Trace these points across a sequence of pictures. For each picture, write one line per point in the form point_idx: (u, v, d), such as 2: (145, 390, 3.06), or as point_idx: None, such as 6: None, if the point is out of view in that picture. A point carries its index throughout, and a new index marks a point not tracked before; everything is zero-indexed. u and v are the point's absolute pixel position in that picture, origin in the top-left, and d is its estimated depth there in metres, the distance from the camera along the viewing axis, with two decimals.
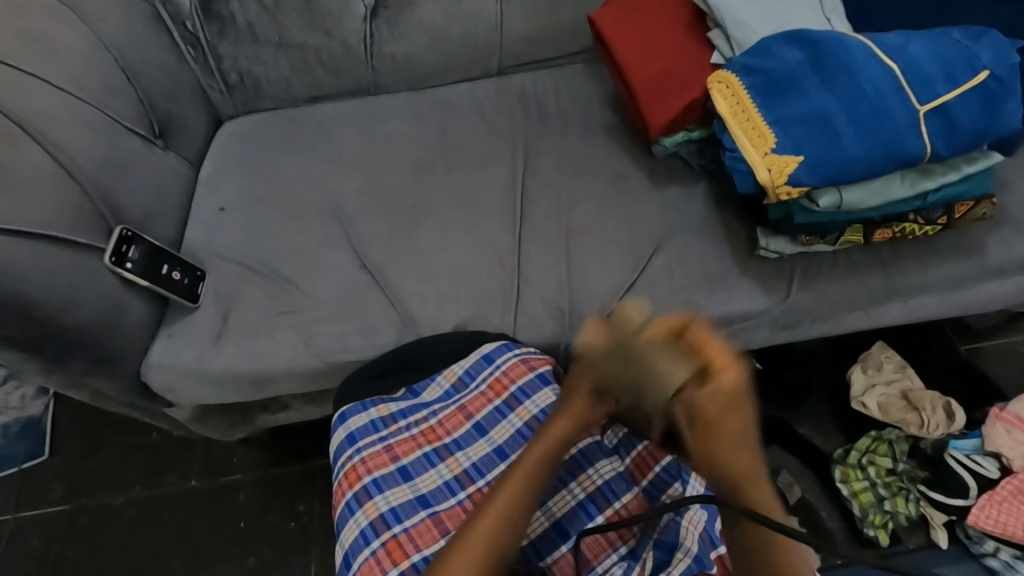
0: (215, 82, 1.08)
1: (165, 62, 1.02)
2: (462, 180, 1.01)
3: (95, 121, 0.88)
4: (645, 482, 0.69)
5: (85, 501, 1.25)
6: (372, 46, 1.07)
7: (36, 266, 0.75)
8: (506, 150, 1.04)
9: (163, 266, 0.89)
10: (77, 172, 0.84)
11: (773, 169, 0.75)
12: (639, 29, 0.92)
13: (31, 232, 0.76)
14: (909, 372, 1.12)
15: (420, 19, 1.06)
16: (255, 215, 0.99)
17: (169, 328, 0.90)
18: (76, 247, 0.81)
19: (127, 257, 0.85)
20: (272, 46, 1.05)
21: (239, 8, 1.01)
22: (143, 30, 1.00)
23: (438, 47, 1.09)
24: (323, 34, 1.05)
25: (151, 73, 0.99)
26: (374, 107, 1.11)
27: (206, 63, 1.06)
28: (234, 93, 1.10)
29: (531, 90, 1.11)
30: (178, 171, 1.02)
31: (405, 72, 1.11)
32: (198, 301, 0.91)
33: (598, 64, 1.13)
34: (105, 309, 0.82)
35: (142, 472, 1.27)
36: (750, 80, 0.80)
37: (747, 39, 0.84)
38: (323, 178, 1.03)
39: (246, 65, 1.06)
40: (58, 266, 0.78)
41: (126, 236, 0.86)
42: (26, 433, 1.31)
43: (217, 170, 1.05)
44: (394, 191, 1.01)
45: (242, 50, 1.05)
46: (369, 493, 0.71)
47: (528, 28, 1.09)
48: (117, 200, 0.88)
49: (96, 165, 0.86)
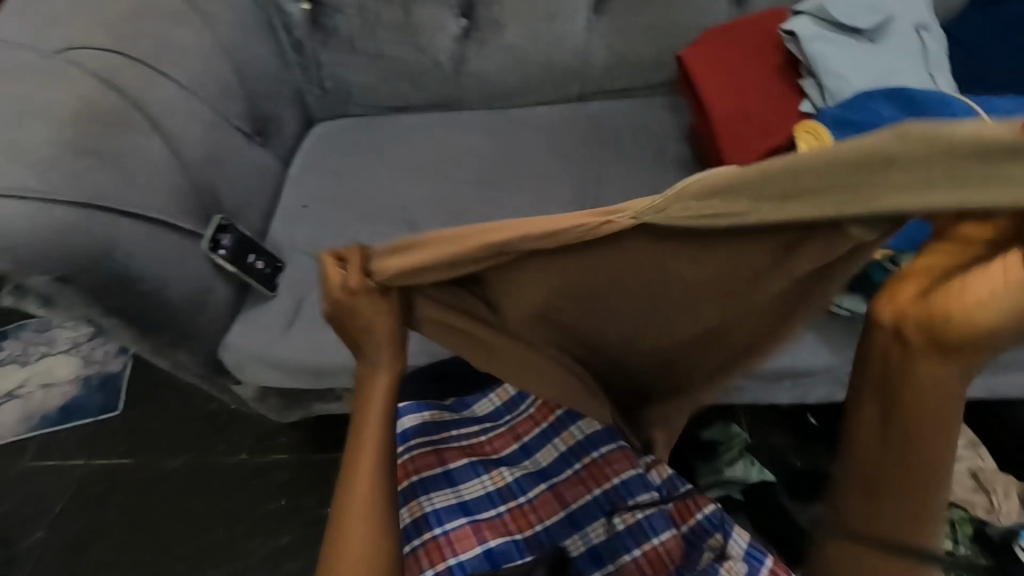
0: (313, 87, 1.16)
1: (272, 65, 1.10)
2: (530, 199, 1.04)
3: (208, 117, 0.92)
4: (686, 527, 0.67)
5: (147, 457, 1.38)
6: (460, 65, 1.13)
7: (144, 254, 0.78)
8: (578, 175, 1.06)
9: (250, 254, 0.93)
10: (189, 163, 0.87)
11: None
12: (726, 69, 0.91)
13: (154, 217, 0.79)
14: (979, 451, 1.09)
15: (507, 41, 1.10)
16: (333, 215, 1.05)
17: (247, 313, 0.96)
18: (182, 233, 0.84)
19: (222, 245, 0.90)
20: (368, 57, 1.12)
21: (344, 21, 1.09)
22: (258, 35, 1.08)
23: (522, 69, 1.13)
24: (416, 49, 1.11)
25: (259, 74, 1.06)
26: (453, 122, 1.16)
27: (308, 70, 1.14)
28: (327, 98, 1.18)
29: (607, 117, 1.13)
30: (270, 166, 1.09)
31: (487, 90, 1.16)
32: (274, 290, 0.96)
33: (674, 100, 1.15)
34: (199, 295, 0.87)
35: (199, 438, 1.39)
36: (842, 134, 0.77)
37: (841, 91, 0.81)
38: (402, 184, 1.08)
39: (342, 72, 1.14)
40: (162, 248, 0.80)
41: (223, 224, 0.90)
42: (105, 386, 1.49)
43: (304, 168, 1.12)
44: (462, 204, 1.04)
45: (340, 59, 1.12)
46: (414, 492, 0.73)
47: (611, 57, 1.11)
48: (219, 193, 0.93)
49: (204, 158, 0.90)
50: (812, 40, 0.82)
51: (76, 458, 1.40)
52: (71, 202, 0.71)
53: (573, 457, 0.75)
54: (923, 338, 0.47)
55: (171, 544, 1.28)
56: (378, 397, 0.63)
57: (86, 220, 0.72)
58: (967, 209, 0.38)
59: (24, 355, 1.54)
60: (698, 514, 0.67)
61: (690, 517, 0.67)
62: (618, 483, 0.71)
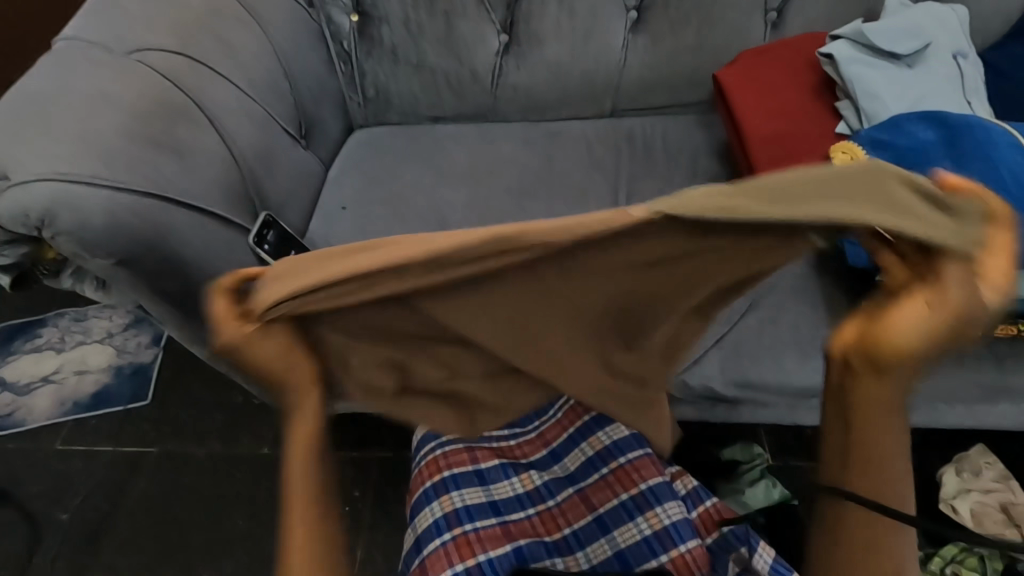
0: (355, 94, 1.21)
1: (319, 72, 1.15)
2: (562, 208, 1.06)
3: (259, 116, 0.97)
4: (710, 539, 0.70)
5: (173, 446, 1.43)
6: (497, 77, 1.17)
7: (195, 244, 0.81)
8: (610, 187, 1.08)
9: (292, 251, 0.95)
10: (240, 159, 0.91)
11: None
12: (762, 89, 0.93)
13: (206, 207, 0.83)
14: (1012, 485, 1.06)
15: (545, 56, 1.14)
16: (371, 216, 1.08)
17: None
18: (231, 225, 0.87)
19: (266, 240, 0.92)
20: (410, 67, 1.17)
21: (389, 32, 1.14)
22: (307, 43, 1.13)
23: (558, 82, 1.16)
24: (456, 61, 1.15)
25: (306, 79, 1.11)
26: (489, 132, 1.19)
27: (352, 77, 1.19)
28: (368, 105, 1.22)
29: (640, 132, 1.16)
30: (312, 167, 1.13)
31: (523, 103, 1.19)
32: None
33: (706, 118, 1.17)
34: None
35: (225, 431, 1.43)
36: (878, 153, 0.77)
37: (878, 112, 0.82)
38: (437, 189, 1.11)
39: (384, 81, 1.18)
40: (212, 237, 0.83)
41: (268, 220, 0.93)
42: (135, 376, 1.53)
43: (343, 171, 1.17)
44: (496, 210, 1.07)
45: (383, 68, 1.17)
46: (446, 487, 0.74)
47: (645, 75, 1.14)
48: (265, 191, 0.97)
49: (254, 155, 0.94)
50: (849, 63, 0.84)
51: (105, 443, 1.45)
52: (137, 189, 0.75)
53: (602, 462, 0.75)
54: (868, 381, 0.36)
55: (192, 534, 1.30)
56: (300, 455, 0.42)
57: (148, 208, 0.76)
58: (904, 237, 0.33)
59: (60, 342, 1.60)
60: (722, 527, 0.70)
61: (714, 529, 0.70)
62: (646, 489, 0.71)
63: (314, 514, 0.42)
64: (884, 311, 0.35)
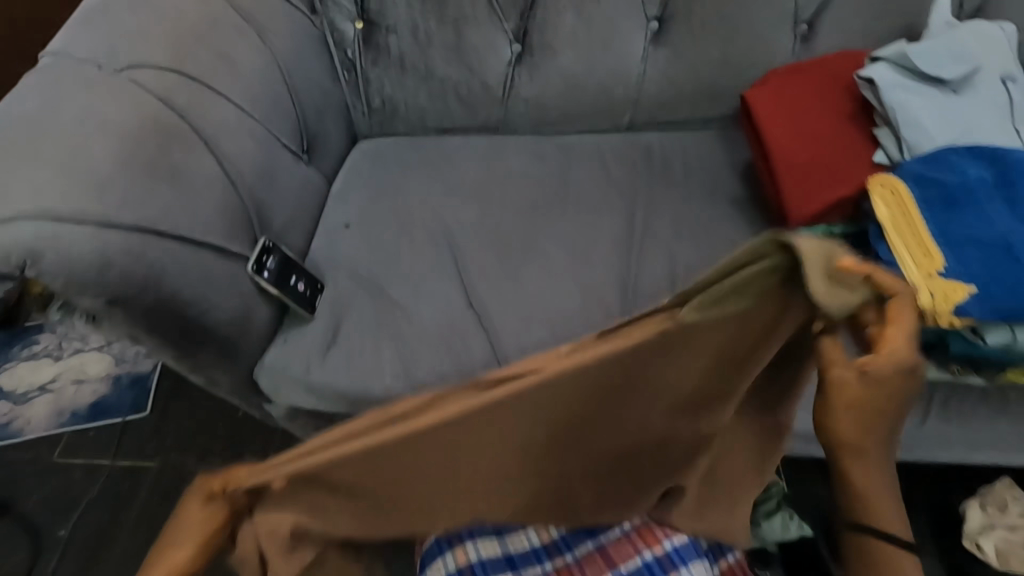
0: (360, 104, 1.15)
1: (322, 82, 1.09)
2: (576, 230, 1.01)
3: (258, 134, 0.91)
4: None
5: (174, 461, 1.40)
6: (509, 88, 1.11)
7: (190, 278, 0.76)
8: (626, 208, 1.03)
9: (292, 276, 0.92)
10: (239, 183, 0.86)
11: (935, 293, 0.67)
12: (793, 111, 0.88)
13: (201, 239, 0.78)
14: None
15: (559, 67, 1.08)
16: (376, 234, 1.03)
17: (285, 335, 0.93)
18: (229, 255, 0.82)
19: (266, 266, 0.88)
20: (417, 77, 1.11)
21: (396, 41, 1.08)
22: (310, 52, 1.07)
23: (573, 96, 1.10)
24: (466, 71, 1.10)
25: (309, 91, 1.06)
26: (499, 145, 1.14)
27: (357, 86, 1.13)
28: (373, 115, 1.17)
29: (658, 147, 1.10)
30: (315, 184, 1.08)
31: (535, 115, 1.13)
32: (313, 311, 0.94)
33: (728, 134, 1.11)
34: (241, 318, 0.84)
35: (225, 447, 1.40)
36: (921, 190, 0.73)
37: (920, 143, 0.76)
38: (444, 208, 1.05)
39: (390, 91, 1.13)
40: (209, 270, 0.78)
41: (267, 246, 0.89)
42: (135, 386, 1.50)
43: (347, 185, 1.11)
44: (508, 231, 1.02)
45: (390, 78, 1.11)
46: (459, 537, 0.72)
47: (664, 88, 1.08)
48: (264, 214, 0.91)
49: (254, 177, 0.89)
50: (892, 89, 0.78)
51: (103, 457, 1.42)
52: (127, 224, 0.70)
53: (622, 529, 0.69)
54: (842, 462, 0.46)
55: None
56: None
57: (139, 244, 0.71)
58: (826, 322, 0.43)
59: (57, 350, 1.55)
60: None
61: None
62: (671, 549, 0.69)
63: None
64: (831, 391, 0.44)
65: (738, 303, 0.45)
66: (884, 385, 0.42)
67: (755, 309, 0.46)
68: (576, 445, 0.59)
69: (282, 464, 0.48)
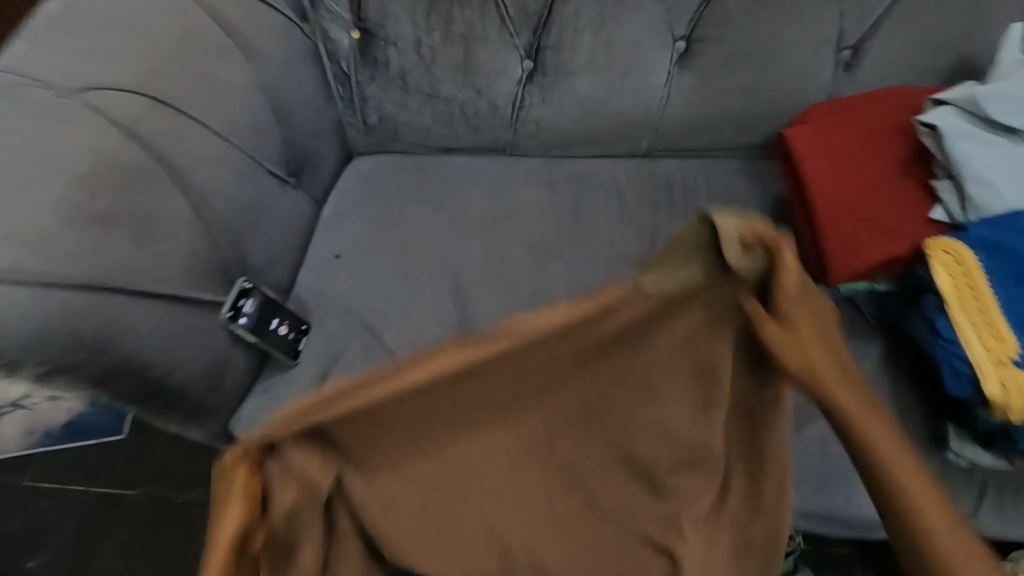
0: (356, 121, 1.05)
1: (315, 99, 0.99)
2: (589, 271, 0.92)
3: (237, 163, 0.81)
4: None
5: (152, 490, 1.32)
6: (520, 110, 1.01)
7: (149, 339, 0.67)
8: (645, 247, 0.94)
9: (274, 319, 0.83)
10: (213, 222, 0.76)
11: (1008, 386, 0.59)
12: (838, 155, 0.79)
13: (164, 294, 0.69)
14: None
15: (575, 89, 0.98)
16: (371, 268, 0.94)
17: (265, 383, 0.85)
18: (198, 305, 0.73)
19: (243, 312, 0.79)
20: (419, 95, 1.01)
21: (396, 55, 0.98)
22: (301, 65, 0.97)
23: (589, 118, 1.00)
24: (473, 91, 1.00)
25: (299, 109, 0.96)
26: (506, 171, 1.05)
27: (352, 103, 1.03)
28: (370, 134, 1.07)
29: (680, 179, 1.01)
30: (305, 210, 0.98)
31: (547, 139, 1.04)
32: (296, 357, 0.86)
33: (754, 165, 1.02)
34: (209, 372, 0.76)
35: (207, 476, 1.32)
36: (989, 261, 0.64)
37: (989, 206, 0.67)
38: (446, 241, 0.96)
39: (389, 109, 1.03)
40: (174, 327, 0.70)
41: (245, 288, 0.80)
42: None
43: (340, 211, 1.02)
44: (514, 269, 0.93)
45: (389, 94, 1.01)
46: None
47: (690, 115, 0.98)
48: (245, 252, 0.82)
49: (231, 212, 0.79)
50: (956, 139, 0.69)
51: (76, 483, 1.33)
52: (74, 284, 0.61)
53: None
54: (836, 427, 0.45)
55: None
56: None
57: (91, 304, 0.62)
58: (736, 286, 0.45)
59: None
60: None
61: None
62: None
63: None
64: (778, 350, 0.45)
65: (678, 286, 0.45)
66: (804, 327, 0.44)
67: (683, 333, 0.48)
68: (574, 472, 0.54)
69: (278, 438, 0.43)
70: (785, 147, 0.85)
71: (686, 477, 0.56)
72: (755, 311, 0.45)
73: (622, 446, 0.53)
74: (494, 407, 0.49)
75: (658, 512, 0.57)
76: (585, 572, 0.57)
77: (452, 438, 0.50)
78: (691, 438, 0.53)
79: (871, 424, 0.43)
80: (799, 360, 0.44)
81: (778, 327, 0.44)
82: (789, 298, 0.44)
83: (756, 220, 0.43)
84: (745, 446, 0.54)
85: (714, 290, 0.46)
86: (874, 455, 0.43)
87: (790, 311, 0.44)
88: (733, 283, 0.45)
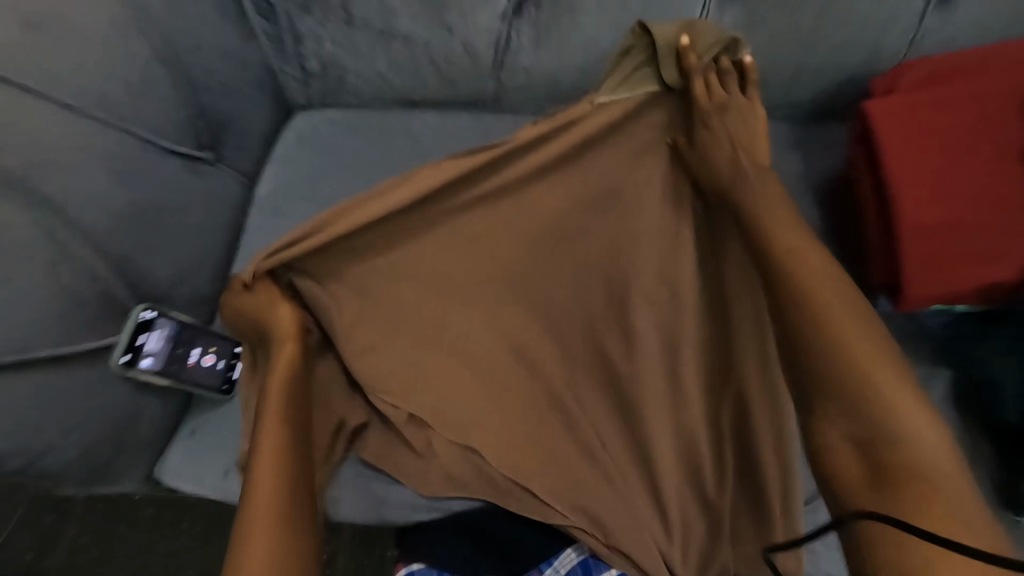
0: (290, 66, 0.80)
1: (227, 41, 0.73)
2: None
3: (114, 151, 0.60)
4: None
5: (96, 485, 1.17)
6: (504, 55, 0.77)
7: (7, 410, 0.52)
8: None
9: (193, 350, 0.66)
10: (89, 241, 0.58)
11: None
12: (936, 142, 0.61)
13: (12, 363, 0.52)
14: None
15: (578, 25, 0.73)
16: None
17: (195, 424, 0.69)
18: (76, 361, 0.57)
19: (146, 352, 0.62)
20: (371, 33, 0.75)
21: None
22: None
23: (597, 70, 0.77)
24: (443, 29, 0.75)
25: (208, 59, 0.71)
26: (489, 134, 0.83)
27: (282, 42, 0.77)
28: (311, 83, 0.82)
29: None
30: (231, 192, 0.77)
31: (539, 92, 0.81)
32: (230, 390, 0.69)
33: (802, 132, 0.80)
34: (110, 432, 0.61)
35: None
36: None
37: None
38: None
39: (332, 50, 0.77)
40: (38, 401, 0.54)
41: (146, 320, 0.63)
42: None
43: (279, 188, 0.81)
44: None
45: (331, 31, 0.75)
46: None
47: None
48: (139, 276, 0.63)
49: (114, 223, 0.60)
50: None
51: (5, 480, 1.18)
52: None
53: None
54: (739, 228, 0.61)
55: None
56: (278, 388, 0.60)
57: None
58: (663, 133, 0.65)
59: None
60: None
61: None
62: None
63: (282, 488, 0.54)
64: (691, 148, 0.63)
65: (617, 126, 0.64)
66: (716, 115, 0.62)
67: (633, 157, 0.65)
68: (569, 302, 0.68)
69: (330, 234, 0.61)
70: (863, 126, 0.65)
71: (653, 313, 0.66)
72: (682, 139, 0.64)
73: (597, 269, 0.67)
74: (473, 227, 0.67)
75: (632, 353, 0.66)
76: (557, 413, 0.67)
77: (468, 245, 0.68)
78: (666, 267, 0.66)
79: (780, 225, 0.58)
80: (698, 154, 0.63)
81: (685, 138, 0.64)
82: (705, 92, 0.61)
83: (693, 41, 0.60)
84: (718, 323, 0.65)
85: (648, 123, 0.65)
86: (798, 279, 0.55)
87: (704, 122, 0.62)
88: (672, 101, 0.63)
